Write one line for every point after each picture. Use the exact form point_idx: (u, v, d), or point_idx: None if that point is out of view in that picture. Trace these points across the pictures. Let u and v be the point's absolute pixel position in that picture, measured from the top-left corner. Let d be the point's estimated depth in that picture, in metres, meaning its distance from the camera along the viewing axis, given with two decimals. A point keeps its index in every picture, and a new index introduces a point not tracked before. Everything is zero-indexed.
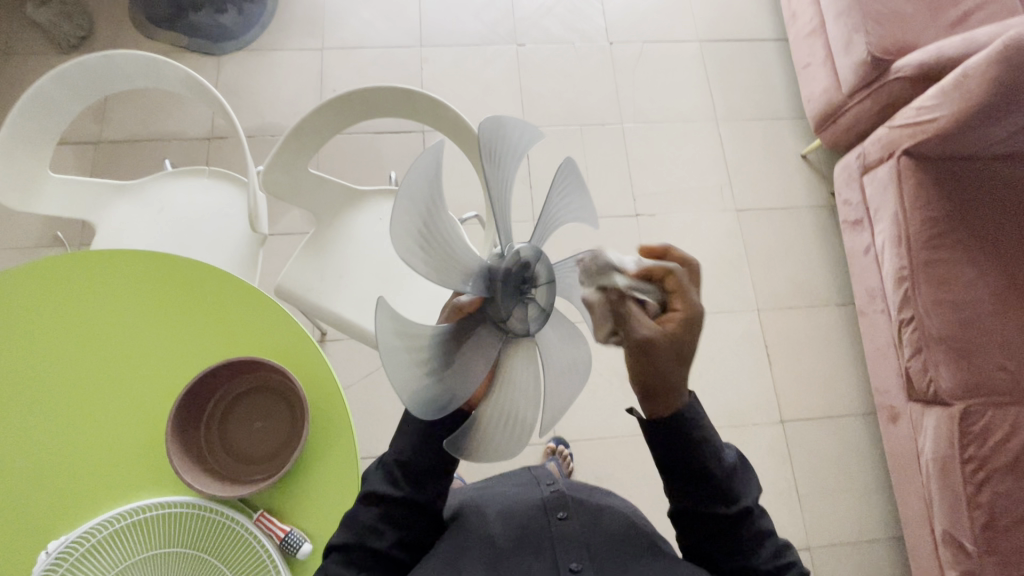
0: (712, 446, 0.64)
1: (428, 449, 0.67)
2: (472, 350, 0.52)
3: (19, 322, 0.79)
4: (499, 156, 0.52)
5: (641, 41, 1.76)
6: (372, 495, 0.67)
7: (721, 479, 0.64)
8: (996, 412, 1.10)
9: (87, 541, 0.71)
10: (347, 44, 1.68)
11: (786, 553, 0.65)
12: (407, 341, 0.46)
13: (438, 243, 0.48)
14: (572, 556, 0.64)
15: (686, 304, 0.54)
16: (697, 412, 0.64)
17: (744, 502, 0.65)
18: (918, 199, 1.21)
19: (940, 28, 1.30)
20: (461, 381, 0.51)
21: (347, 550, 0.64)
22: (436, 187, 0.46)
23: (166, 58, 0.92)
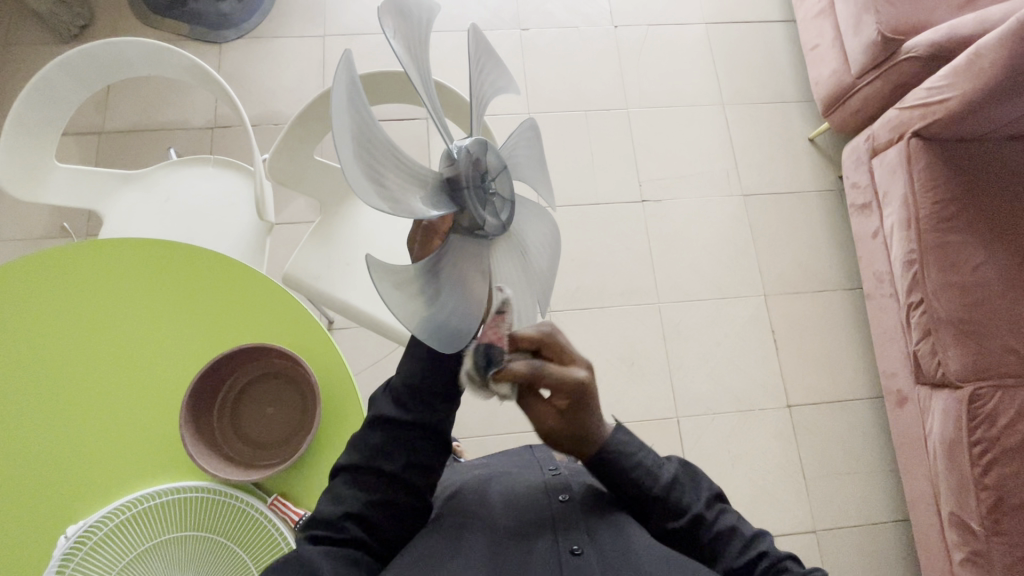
0: (644, 471, 0.69)
1: (438, 372, 0.68)
2: (462, 274, 0.54)
3: (31, 312, 0.79)
4: (406, 45, 0.53)
5: (647, 25, 1.73)
6: (381, 417, 0.68)
7: (663, 498, 0.68)
8: (1004, 394, 1.10)
9: (103, 526, 0.72)
10: (348, 30, 1.66)
11: (756, 545, 0.67)
12: (400, 280, 0.48)
13: (383, 160, 0.47)
14: (573, 539, 0.64)
15: (569, 386, 0.62)
16: (618, 441, 0.70)
17: (693, 510, 0.68)
18: (927, 181, 1.20)
19: (952, 7, 1.28)
20: (460, 314, 0.54)
21: (355, 472, 0.66)
22: (359, 106, 0.44)
23: (169, 44, 0.91)
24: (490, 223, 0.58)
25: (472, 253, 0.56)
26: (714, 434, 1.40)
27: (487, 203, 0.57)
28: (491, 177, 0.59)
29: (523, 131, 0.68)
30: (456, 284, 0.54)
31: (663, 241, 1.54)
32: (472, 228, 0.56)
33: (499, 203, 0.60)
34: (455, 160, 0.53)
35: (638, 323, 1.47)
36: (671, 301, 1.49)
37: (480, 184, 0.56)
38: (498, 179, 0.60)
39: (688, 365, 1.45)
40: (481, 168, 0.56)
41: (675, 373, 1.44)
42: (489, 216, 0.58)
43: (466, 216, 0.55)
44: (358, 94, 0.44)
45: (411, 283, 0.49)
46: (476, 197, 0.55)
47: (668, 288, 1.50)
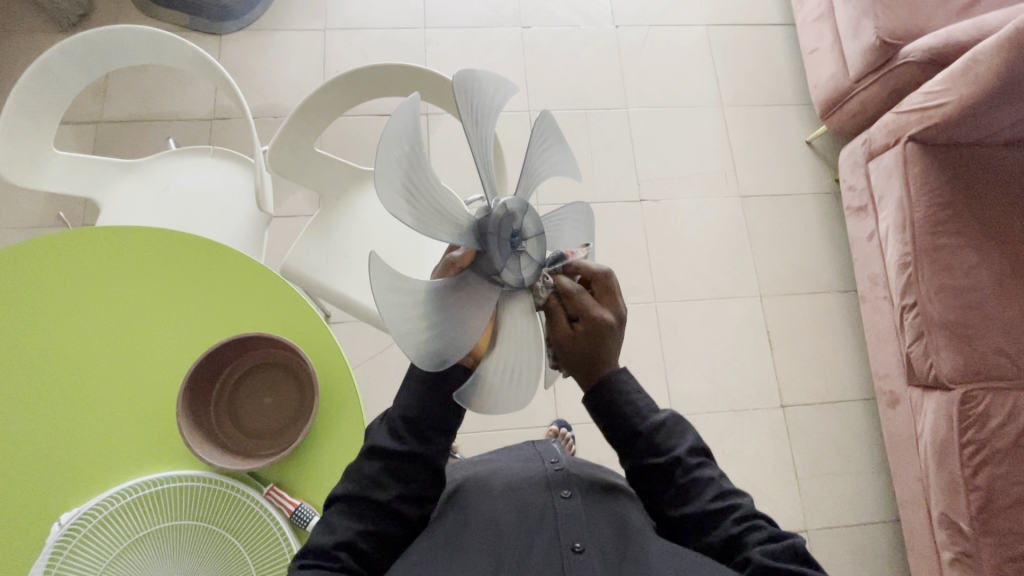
0: (635, 409, 0.66)
1: (436, 404, 0.68)
2: (465, 305, 0.53)
3: (27, 298, 0.79)
4: (477, 110, 0.54)
5: (648, 25, 1.74)
6: (376, 449, 0.66)
7: (647, 435, 0.67)
8: (995, 396, 1.12)
9: (100, 513, 0.71)
10: (350, 25, 1.66)
11: (732, 497, 0.65)
12: (400, 292, 0.47)
13: (421, 195, 0.48)
14: (574, 534, 0.65)
15: (591, 318, 0.60)
16: (619, 378, 0.66)
17: (674, 453, 0.66)
18: (923, 185, 1.21)
19: (950, 12, 1.30)
20: (454, 339, 0.52)
21: (350, 500, 0.64)
22: (415, 145, 0.46)
23: (171, 33, 0.91)
24: (511, 276, 0.56)
25: (482, 294, 0.55)
26: (708, 432, 1.40)
27: (515, 259, 0.56)
28: (528, 236, 0.58)
29: (571, 212, 0.67)
30: (456, 312, 0.52)
31: (660, 240, 1.55)
32: (489, 272, 0.56)
33: (530, 264, 0.58)
34: (491, 210, 0.54)
35: (634, 321, 1.47)
36: (667, 300, 1.50)
37: (511, 239, 0.56)
38: (536, 243, 0.59)
39: (684, 364, 1.46)
40: (520, 227, 0.56)
41: (671, 371, 1.45)
42: (514, 272, 0.56)
43: (488, 261, 0.55)
44: (417, 135, 0.46)
45: (411, 297, 0.48)
46: (502, 248, 0.55)
47: (664, 287, 1.51)
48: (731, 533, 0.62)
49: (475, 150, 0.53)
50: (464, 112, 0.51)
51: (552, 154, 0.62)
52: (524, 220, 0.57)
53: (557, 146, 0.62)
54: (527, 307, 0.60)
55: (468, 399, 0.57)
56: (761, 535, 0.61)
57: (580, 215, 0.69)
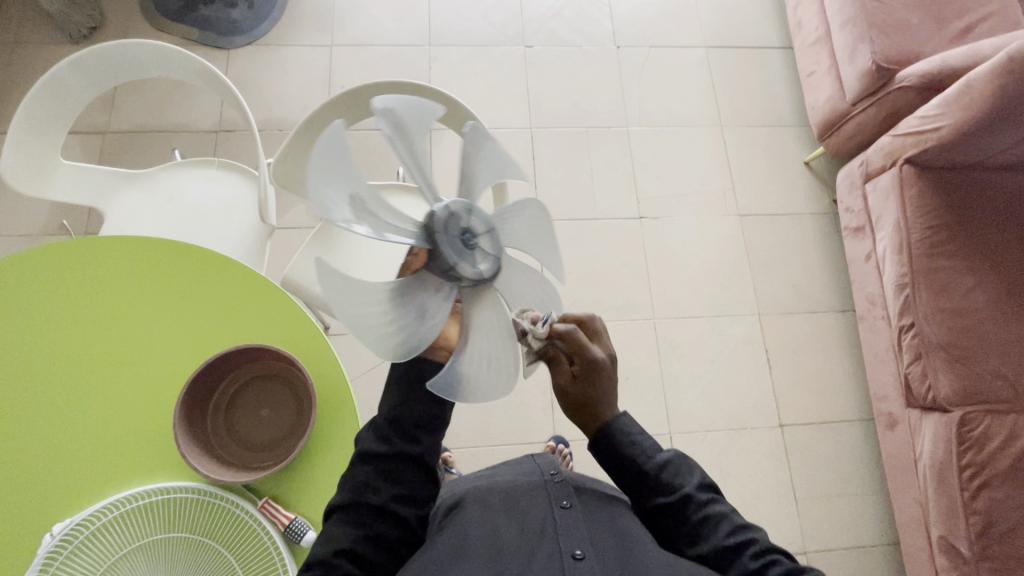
0: (640, 450, 0.68)
1: (416, 400, 0.66)
2: (426, 297, 0.56)
3: (28, 306, 0.79)
4: (411, 130, 0.56)
5: (648, 46, 1.77)
6: (366, 453, 0.66)
7: (654, 475, 0.68)
8: (993, 418, 1.11)
9: (92, 524, 0.71)
10: (356, 41, 1.69)
11: (746, 532, 0.64)
12: (359, 293, 0.50)
13: (362, 206, 0.51)
14: (574, 543, 0.64)
15: (584, 356, 0.64)
16: (622, 422, 0.69)
17: (683, 490, 0.67)
18: (920, 207, 1.22)
19: (944, 39, 1.32)
20: (420, 327, 0.55)
21: (346, 508, 0.63)
22: (344, 162, 0.50)
23: (180, 47, 0.93)
24: (467, 271, 0.56)
25: (437, 286, 0.56)
26: (706, 450, 1.40)
27: (466, 252, 0.56)
28: (479, 234, 0.58)
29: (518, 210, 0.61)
30: (418, 305, 0.55)
31: (659, 258, 1.56)
32: (443, 268, 0.56)
33: (487, 259, 0.58)
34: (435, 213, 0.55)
35: (632, 338, 1.47)
36: (666, 317, 1.50)
37: (461, 234, 0.56)
38: (491, 239, 0.59)
39: (682, 381, 1.45)
40: (469, 226, 0.57)
41: (668, 388, 1.44)
42: (470, 266, 0.57)
43: (439, 260, 0.55)
44: (342, 155, 0.50)
45: (370, 297, 0.51)
46: (450, 241, 0.55)
47: (663, 304, 1.52)
48: (748, 570, 0.61)
49: (410, 162, 0.55)
50: (394, 133, 0.54)
51: (489, 161, 0.61)
52: (471, 219, 0.57)
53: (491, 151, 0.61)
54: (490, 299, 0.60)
55: (447, 389, 0.58)
56: (778, 569, 0.60)
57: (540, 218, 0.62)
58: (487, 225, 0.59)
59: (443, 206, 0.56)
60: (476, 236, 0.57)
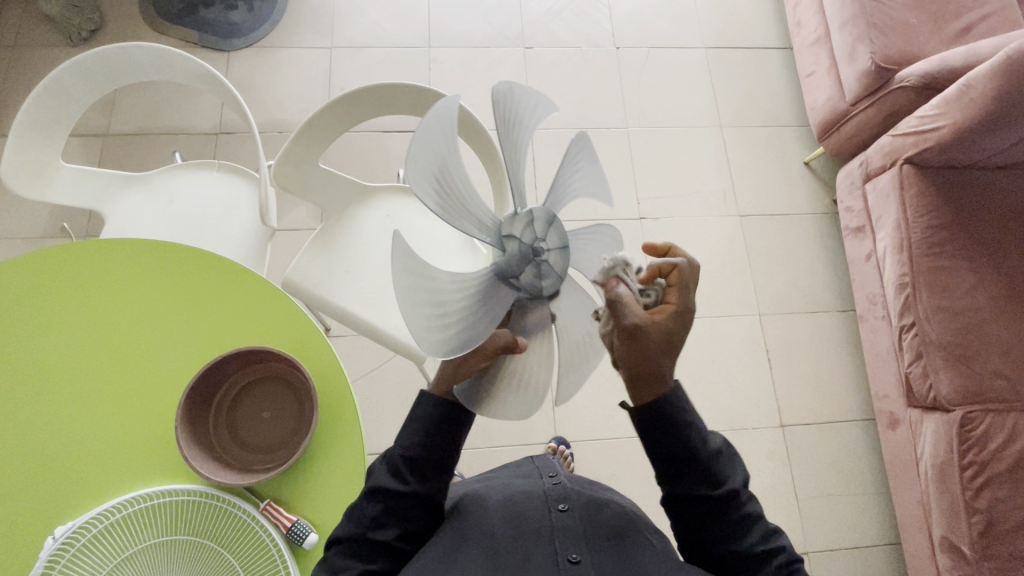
0: (696, 433, 0.64)
1: (436, 445, 0.66)
2: (484, 299, 0.55)
3: (29, 310, 0.79)
4: (512, 123, 0.54)
5: (647, 47, 1.77)
6: (377, 489, 0.65)
7: (705, 462, 0.64)
8: (995, 418, 1.11)
9: (94, 527, 0.71)
10: (356, 43, 1.69)
11: (775, 539, 0.64)
12: (420, 281, 0.49)
13: (449, 193, 0.50)
14: (571, 547, 0.65)
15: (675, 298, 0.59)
16: (681, 397, 0.64)
17: (729, 484, 0.65)
18: (920, 207, 1.22)
19: (944, 39, 1.32)
20: (469, 330, 0.54)
21: (350, 541, 0.64)
22: (450, 148, 0.49)
23: (181, 50, 0.93)
24: (526, 280, 0.55)
25: (500, 293, 0.56)
26: None
27: (534, 265, 0.55)
28: (553, 248, 0.56)
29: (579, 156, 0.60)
30: (474, 305, 0.54)
31: None
32: (506, 274, 0.55)
33: (552, 278, 0.57)
34: (518, 219, 0.54)
35: None
36: None
37: (533, 247, 0.55)
38: (563, 255, 0.57)
39: (682, 382, 1.45)
40: (542, 241, 0.55)
41: None
42: (531, 279, 0.55)
43: (509, 263, 0.55)
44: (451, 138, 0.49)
45: (429, 287, 0.50)
46: (523, 252, 0.54)
47: None
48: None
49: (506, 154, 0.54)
50: (501, 124, 0.53)
51: (585, 178, 0.62)
52: (547, 235, 0.55)
53: (590, 165, 0.61)
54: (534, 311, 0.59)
55: (468, 399, 0.62)
56: None
57: (610, 239, 0.62)
58: (559, 246, 0.57)
59: (525, 214, 0.54)
60: (547, 251, 0.55)
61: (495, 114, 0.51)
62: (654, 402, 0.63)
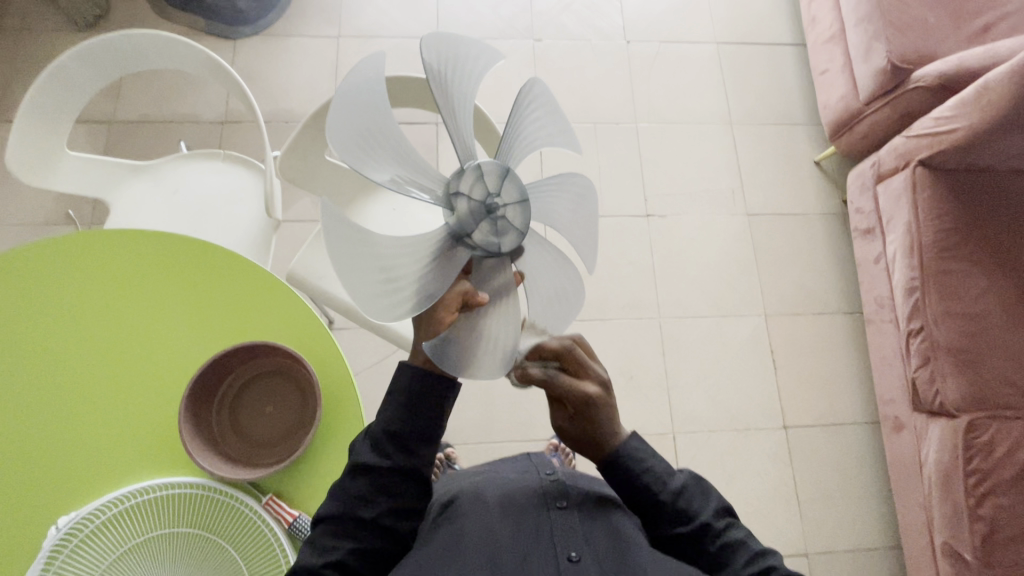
0: (654, 476, 0.67)
1: (418, 416, 0.64)
2: (435, 257, 0.56)
3: (33, 298, 0.79)
4: (452, 86, 0.58)
5: (659, 41, 1.75)
6: (360, 466, 0.64)
7: (671, 504, 0.67)
8: (1001, 426, 1.11)
9: (97, 518, 0.71)
10: (363, 33, 1.67)
11: (763, 559, 0.65)
12: (356, 242, 0.51)
13: (377, 157, 0.54)
14: (570, 544, 0.65)
15: (576, 397, 0.63)
16: (631, 448, 0.67)
17: (699, 517, 0.66)
18: (931, 211, 1.20)
19: (962, 39, 1.30)
20: (421, 287, 0.55)
21: (336, 520, 0.63)
22: (373, 115, 0.54)
23: (188, 39, 0.92)
24: (482, 241, 0.56)
25: (455, 253, 0.57)
26: (709, 451, 1.39)
27: (488, 221, 0.56)
28: (508, 202, 0.57)
29: (541, 109, 0.63)
30: (426, 263, 0.55)
31: (667, 256, 1.54)
32: (459, 233, 0.57)
33: (510, 233, 0.58)
34: (464, 175, 0.55)
35: (638, 337, 1.47)
36: (672, 317, 1.50)
37: (485, 202, 0.56)
38: (521, 209, 0.58)
39: (687, 382, 1.45)
40: (494, 197, 0.56)
41: (672, 389, 1.44)
42: (486, 237, 0.56)
43: (458, 223, 0.56)
44: (372, 110, 0.53)
45: (371, 248, 0.52)
46: (473, 208, 0.56)
47: (669, 304, 1.51)
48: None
49: (448, 118, 0.58)
50: (438, 83, 0.57)
51: (548, 126, 0.65)
52: (496, 189, 0.56)
53: (551, 117, 0.64)
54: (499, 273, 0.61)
55: (439, 358, 0.59)
56: None
57: (581, 188, 0.67)
58: (513, 200, 0.57)
59: (472, 168, 0.56)
60: (500, 208, 0.56)
61: (429, 80, 0.56)
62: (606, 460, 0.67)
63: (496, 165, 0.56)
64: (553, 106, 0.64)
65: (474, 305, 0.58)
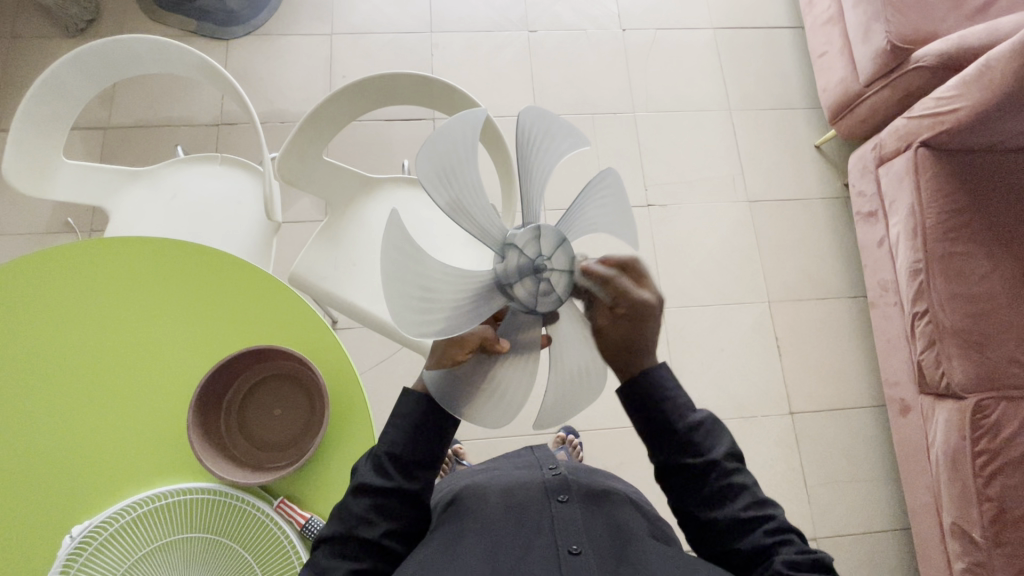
0: (674, 405, 0.67)
1: (421, 438, 0.65)
2: (474, 298, 0.52)
3: (38, 308, 0.79)
4: (535, 153, 0.56)
5: (655, 29, 1.73)
6: (361, 487, 0.64)
7: (684, 434, 0.67)
8: (1008, 406, 1.10)
9: (111, 525, 0.72)
10: (356, 29, 1.65)
11: (764, 507, 0.65)
12: (405, 258, 0.48)
13: (455, 187, 0.51)
14: (572, 538, 0.64)
15: (629, 301, 0.57)
16: (659, 375, 0.67)
17: (711, 455, 0.66)
18: (935, 192, 1.20)
19: (962, 17, 1.28)
20: (450, 318, 0.51)
21: (338, 542, 0.63)
22: (467, 155, 0.51)
23: (181, 42, 0.91)
24: (522, 298, 0.54)
25: (491, 300, 0.53)
26: None
27: (534, 280, 0.54)
28: (557, 269, 0.54)
29: (605, 194, 0.58)
30: (464, 298, 0.51)
31: (669, 246, 1.54)
32: (503, 283, 0.53)
33: (550, 298, 0.55)
34: (520, 232, 0.54)
35: None
36: (675, 306, 1.49)
37: (535, 262, 0.53)
38: (566, 278, 0.55)
39: (693, 371, 1.45)
40: (545, 260, 0.54)
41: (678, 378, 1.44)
42: (527, 295, 0.54)
43: (505, 272, 0.53)
44: (470, 149, 0.51)
45: (416, 267, 0.49)
46: (524, 263, 0.53)
47: (673, 293, 1.50)
48: (761, 543, 0.62)
49: (524, 181, 0.55)
50: (522, 147, 0.54)
51: (608, 212, 0.58)
52: (549, 253, 0.54)
53: (615, 204, 0.59)
54: (527, 331, 0.57)
55: (443, 386, 0.59)
56: (789, 551, 0.61)
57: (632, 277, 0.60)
58: (561, 268, 0.55)
59: (528, 227, 0.54)
60: (548, 272, 0.54)
61: (517, 141, 0.53)
62: (634, 379, 0.66)
63: (555, 230, 0.54)
64: (619, 195, 0.58)
65: (492, 352, 0.56)
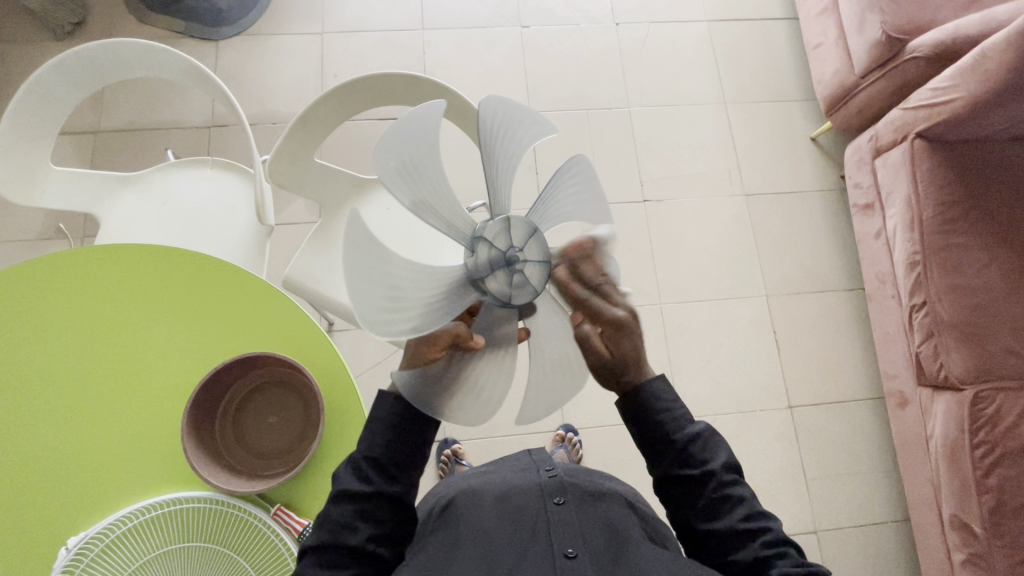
0: (672, 417, 0.68)
1: (408, 442, 0.65)
2: (446, 295, 0.52)
3: (28, 319, 0.78)
4: (501, 143, 0.55)
5: (648, 23, 1.72)
6: (343, 493, 0.63)
7: (681, 445, 0.67)
8: (1006, 397, 1.10)
9: (107, 536, 0.71)
10: (347, 27, 1.64)
11: (762, 519, 0.64)
12: (370, 257, 0.47)
13: (417, 182, 0.50)
14: (567, 542, 0.65)
15: (605, 320, 0.58)
16: (656, 387, 0.69)
17: (709, 466, 0.66)
18: (931, 184, 1.19)
19: (957, 6, 1.27)
20: (420, 317, 0.50)
21: (322, 550, 0.61)
22: (427, 148, 0.51)
23: (167, 45, 0.89)
24: (495, 291, 0.54)
25: (465, 296, 0.53)
26: None
27: (506, 272, 0.54)
28: (530, 259, 0.54)
29: (579, 182, 0.58)
30: (433, 295, 0.50)
31: (666, 241, 1.53)
32: (475, 276, 0.53)
33: (524, 288, 0.55)
34: (489, 225, 0.54)
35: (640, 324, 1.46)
36: (673, 302, 1.49)
37: (506, 254, 0.54)
38: (541, 268, 0.55)
39: (692, 366, 1.44)
40: (517, 251, 0.54)
41: (677, 374, 1.43)
42: (500, 287, 0.54)
43: (476, 266, 0.53)
44: (429, 143, 0.50)
45: (383, 266, 0.47)
46: (494, 256, 0.53)
47: (670, 289, 1.50)
48: (759, 555, 0.61)
49: (489, 172, 0.54)
50: (485, 138, 0.54)
51: (579, 198, 0.58)
52: (519, 244, 0.54)
53: (588, 191, 0.58)
54: (507, 324, 0.56)
55: (415, 387, 0.57)
56: (786, 563, 0.60)
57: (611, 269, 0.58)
58: (535, 258, 0.54)
59: (498, 219, 0.54)
60: (519, 263, 0.54)
61: (480, 132, 0.53)
62: (633, 396, 0.68)
63: (525, 220, 0.54)
64: (592, 180, 0.58)
65: (466, 348, 0.55)
